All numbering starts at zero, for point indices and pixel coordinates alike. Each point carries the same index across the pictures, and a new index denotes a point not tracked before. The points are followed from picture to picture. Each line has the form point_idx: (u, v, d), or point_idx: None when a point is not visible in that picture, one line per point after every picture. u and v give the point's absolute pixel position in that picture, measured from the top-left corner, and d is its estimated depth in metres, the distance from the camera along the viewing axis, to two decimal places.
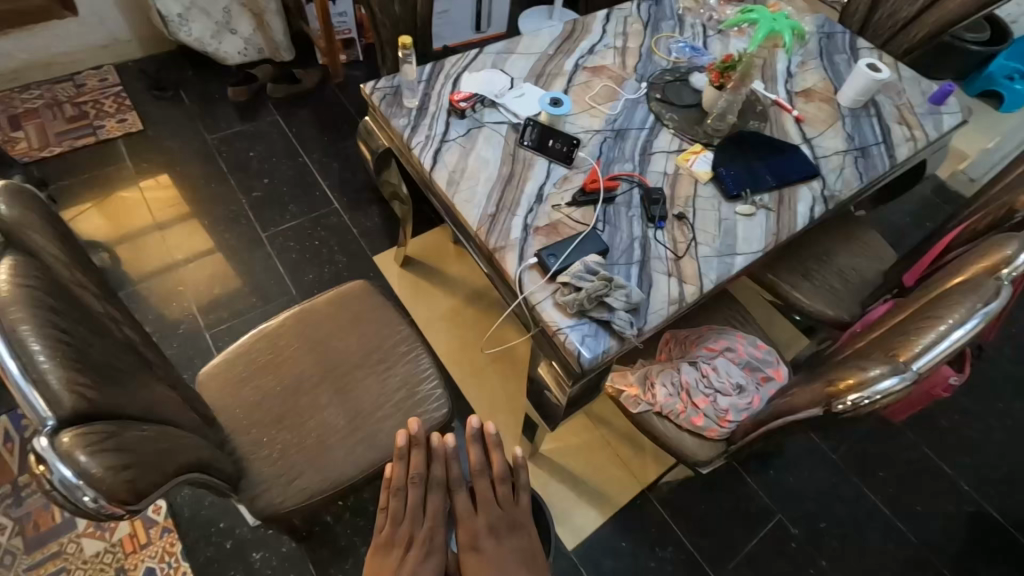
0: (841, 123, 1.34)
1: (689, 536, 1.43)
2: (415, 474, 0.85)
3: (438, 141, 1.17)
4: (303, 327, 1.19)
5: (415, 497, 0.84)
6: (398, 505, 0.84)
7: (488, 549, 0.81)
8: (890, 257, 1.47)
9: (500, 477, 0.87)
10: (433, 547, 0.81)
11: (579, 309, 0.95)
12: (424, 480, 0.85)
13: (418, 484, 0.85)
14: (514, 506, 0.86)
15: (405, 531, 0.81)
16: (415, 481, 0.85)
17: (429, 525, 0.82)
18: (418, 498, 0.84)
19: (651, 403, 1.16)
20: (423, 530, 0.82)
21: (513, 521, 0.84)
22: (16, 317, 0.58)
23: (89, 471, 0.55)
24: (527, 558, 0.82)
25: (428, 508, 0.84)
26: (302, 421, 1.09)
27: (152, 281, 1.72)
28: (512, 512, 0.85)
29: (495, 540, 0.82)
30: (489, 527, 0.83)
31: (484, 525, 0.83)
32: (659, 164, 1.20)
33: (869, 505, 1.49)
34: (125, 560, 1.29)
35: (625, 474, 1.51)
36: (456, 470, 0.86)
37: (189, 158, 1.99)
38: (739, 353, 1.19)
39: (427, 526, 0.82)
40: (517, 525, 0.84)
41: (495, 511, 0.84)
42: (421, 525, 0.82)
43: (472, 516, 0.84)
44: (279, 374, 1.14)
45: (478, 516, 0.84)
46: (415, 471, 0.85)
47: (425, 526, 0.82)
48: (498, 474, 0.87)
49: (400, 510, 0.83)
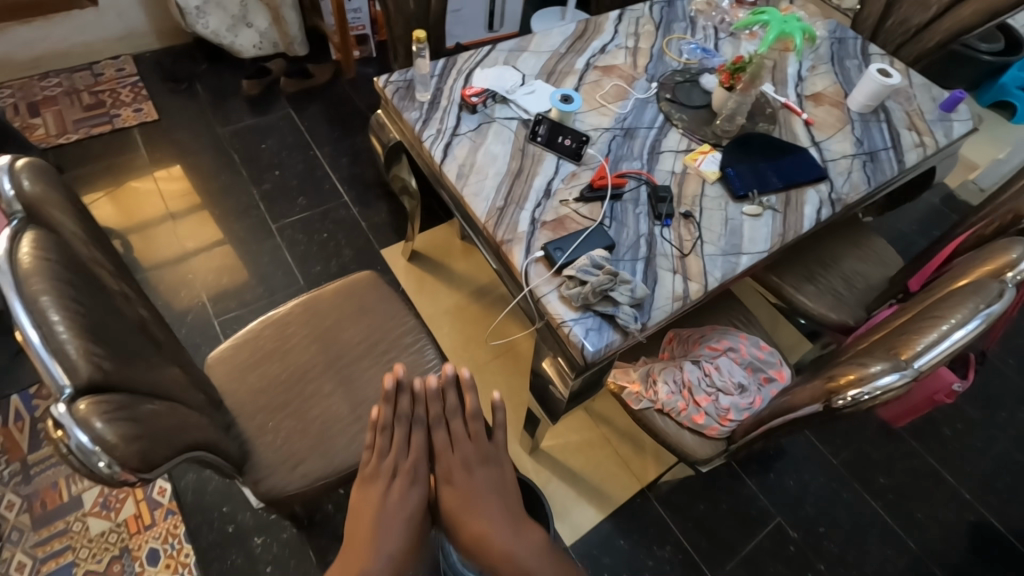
0: (851, 127, 1.34)
1: (687, 535, 1.44)
2: (402, 414, 0.85)
3: (449, 135, 1.19)
4: (309, 315, 1.21)
5: (399, 435, 0.84)
6: (384, 442, 0.84)
7: (459, 482, 0.82)
8: (896, 263, 1.47)
9: (472, 415, 0.86)
10: (419, 475, 0.82)
11: (583, 303, 0.95)
12: (412, 420, 0.86)
13: (404, 422, 0.85)
14: (489, 443, 0.86)
15: (384, 470, 0.82)
16: (403, 418, 0.85)
17: (413, 458, 0.83)
18: (403, 435, 0.84)
19: (652, 400, 1.16)
20: (407, 461, 0.83)
21: (485, 455, 0.84)
22: (36, 288, 0.60)
23: (105, 438, 0.57)
24: (497, 486, 0.83)
25: (412, 443, 0.84)
26: (306, 407, 1.11)
27: (162, 269, 1.74)
28: (486, 447, 0.85)
29: (469, 474, 0.83)
30: (463, 462, 0.83)
31: (459, 460, 0.83)
32: (667, 164, 1.20)
33: (868, 510, 1.49)
34: (130, 540, 1.31)
35: (625, 472, 1.51)
36: (436, 410, 0.85)
37: (203, 149, 2.02)
38: (742, 353, 1.20)
39: (410, 459, 0.83)
40: (489, 460, 0.84)
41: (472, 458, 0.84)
42: (405, 456, 0.83)
43: (449, 452, 0.84)
44: (284, 360, 1.15)
45: (454, 453, 0.84)
46: (401, 412, 0.85)
47: (408, 458, 0.83)
48: (470, 412, 0.86)
49: (385, 446, 0.84)
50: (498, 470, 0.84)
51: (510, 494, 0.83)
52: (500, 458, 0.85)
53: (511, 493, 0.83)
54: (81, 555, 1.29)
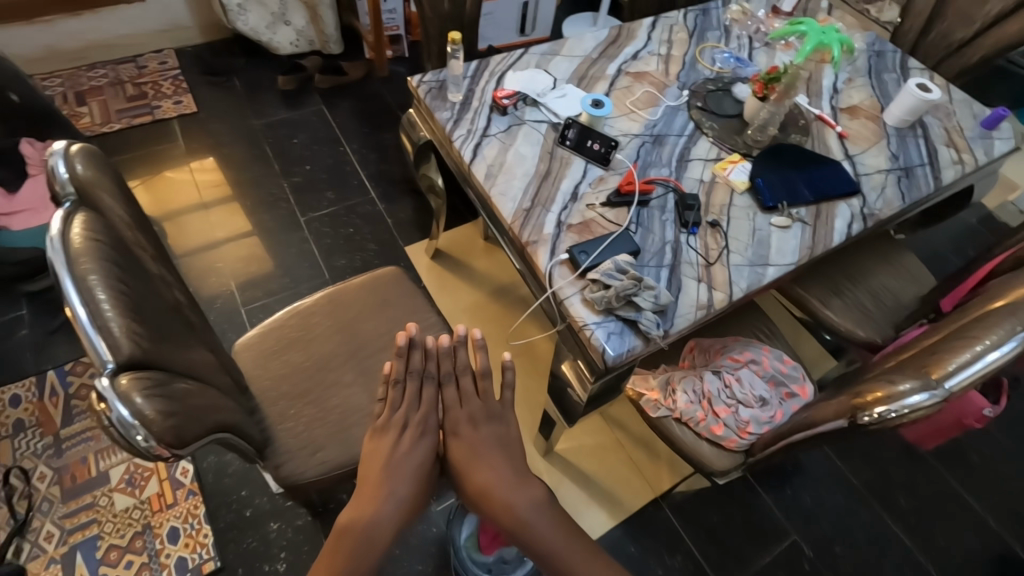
0: (886, 142, 1.32)
1: (699, 547, 1.42)
2: (414, 369, 0.88)
3: (479, 135, 1.20)
4: (334, 307, 1.24)
5: (411, 389, 0.87)
6: (396, 396, 0.87)
7: (467, 435, 0.85)
8: (928, 282, 1.43)
9: (482, 373, 0.89)
10: (428, 428, 0.85)
11: (606, 307, 0.96)
12: (423, 375, 0.89)
13: (416, 377, 0.88)
14: (496, 401, 0.89)
15: (395, 422, 0.85)
16: (415, 373, 0.88)
17: (424, 411, 0.86)
18: (415, 390, 0.88)
19: (670, 408, 1.16)
20: (417, 415, 0.86)
21: (492, 411, 0.88)
22: (85, 267, 0.62)
23: (143, 413, 0.59)
24: (503, 442, 0.86)
25: (422, 398, 0.87)
26: (327, 397, 1.13)
27: (194, 256, 1.80)
28: (493, 404, 0.88)
29: (474, 428, 0.86)
30: (470, 417, 0.87)
31: (465, 415, 0.87)
32: (695, 172, 1.20)
33: (888, 533, 1.45)
34: (152, 517, 1.36)
35: (639, 480, 1.50)
36: (447, 367, 0.90)
37: (237, 141, 2.07)
38: (764, 366, 1.18)
39: (420, 413, 0.86)
40: (495, 416, 0.87)
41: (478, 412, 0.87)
42: (416, 411, 0.86)
43: (458, 407, 0.87)
44: (308, 350, 1.18)
45: (462, 407, 0.87)
46: (413, 367, 0.88)
47: (418, 411, 0.86)
48: (480, 371, 0.89)
49: (397, 400, 0.86)
50: (504, 427, 0.87)
51: (515, 449, 0.86)
52: (506, 415, 0.88)
53: (515, 448, 0.86)
54: (106, 529, 1.33)
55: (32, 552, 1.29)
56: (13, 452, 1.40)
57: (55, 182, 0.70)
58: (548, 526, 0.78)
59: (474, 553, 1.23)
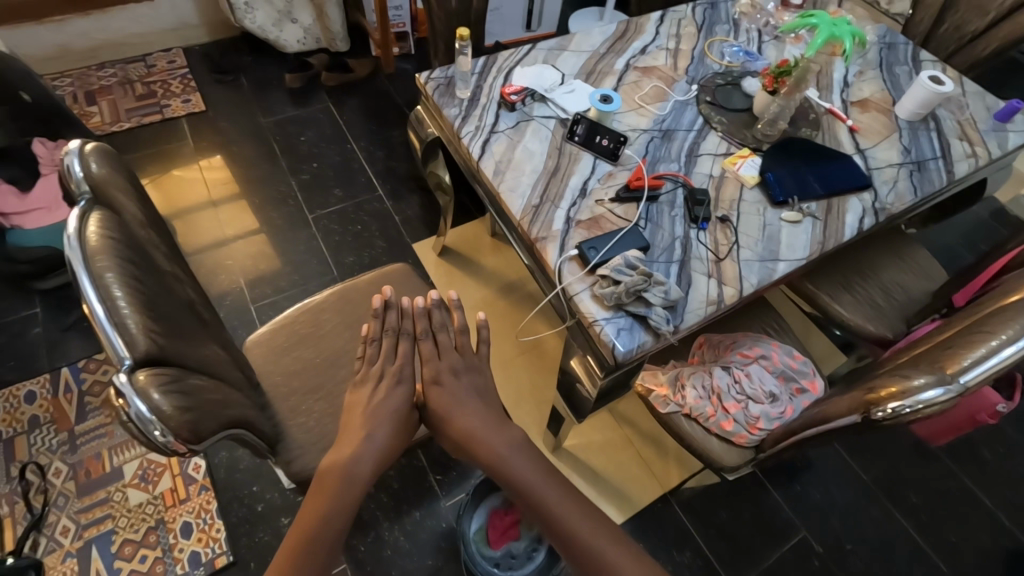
0: (898, 135, 1.30)
1: (709, 544, 1.42)
2: (387, 326, 0.95)
3: (487, 131, 1.20)
4: (343, 303, 1.24)
5: (386, 343, 0.94)
6: (373, 352, 0.94)
7: (448, 384, 0.93)
8: (940, 277, 1.42)
9: (459, 330, 0.96)
10: (402, 377, 0.93)
11: (616, 302, 0.95)
12: (399, 331, 0.96)
13: (393, 332, 0.95)
14: (474, 354, 0.97)
15: (372, 374, 0.92)
16: (390, 327, 0.95)
17: (398, 362, 0.93)
18: (392, 344, 0.94)
19: (679, 404, 1.15)
20: (392, 365, 0.93)
21: (470, 363, 0.96)
22: (102, 266, 0.63)
23: (161, 409, 0.60)
24: (480, 391, 0.95)
25: (398, 350, 0.94)
26: (338, 392, 1.14)
27: (204, 254, 1.81)
28: (471, 357, 0.97)
29: (456, 378, 0.94)
30: (450, 368, 0.94)
31: (447, 366, 0.94)
32: (705, 167, 1.19)
33: (900, 530, 1.45)
34: (165, 512, 1.37)
35: (648, 476, 1.50)
36: (422, 325, 0.95)
37: (245, 140, 2.08)
38: (774, 361, 1.18)
39: (394, 363, 0.93)
40: (473, 368, 0.96)
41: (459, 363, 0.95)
42: (391, 362, 0.93)
43: (437, 358, 0.94)
44: (318, 346, 1.19)
45: (442, 359, 0.94)
46: (389, 325, 0.95)
47: (393, 362, 0.93)
48: (457, 327, 0.96)
49: (373, 355, 0.94)
50: (481, 377, 0.97)
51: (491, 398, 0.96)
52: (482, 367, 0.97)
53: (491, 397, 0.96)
54: (121, 524, 1.35)
55: (48, 546, 1.31)
56: (28, 448, 1.42)
57: (71, 181, 0.71)
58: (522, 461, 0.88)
59: (483, 549, 1.23)
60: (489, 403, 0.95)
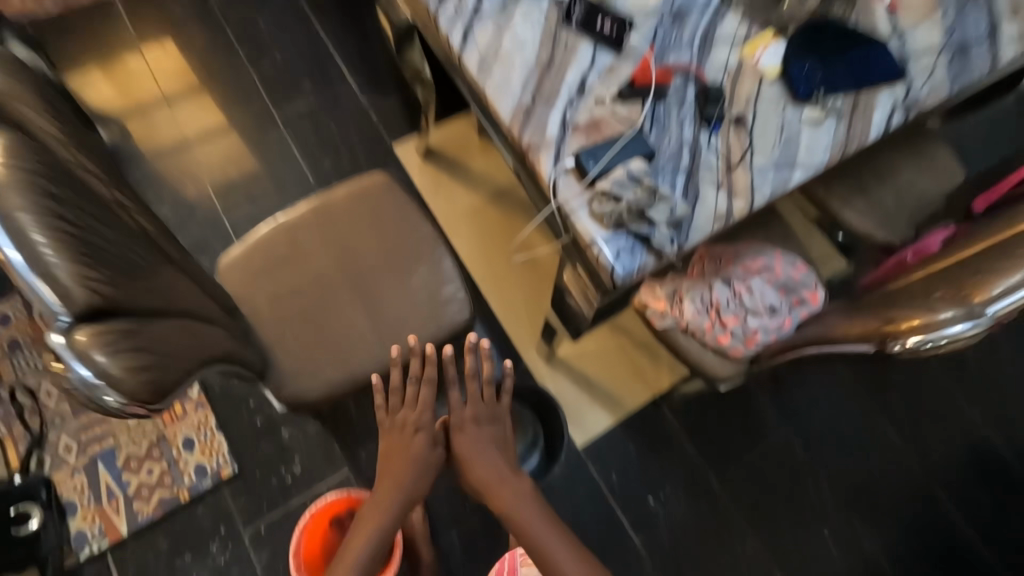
0: (943, 12, 1.13)
1: (695, 443, 1.50)
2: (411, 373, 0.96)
3: (469, 15, 1.02)
4: (321, 220, 1.15)
5: (412, 393, 0.96)
6: (396, 400, 0.97)
7: (470, 432, 0.96)
8: (958, 177, 1.33)
9: (473, 377, 0.96)
10: (423, 424, 0.96)
11: (616, 221, 0.87)
12: (418, 379, 0.96)
13: (418, 381, 0.96)
14: (496, 403, 0.98)
15: (404, 416, 0.96)
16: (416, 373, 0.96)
17: (418, 410, 0.96)
18: (416, 393, 0.96)
19: (677, 319, 1.13)
20: (414, 414, 0.96)
21: (493, 414, 0.98)
22: (13, 204, 0.54)
23: (109, 371, 0.55)
24: (498, 439, 0.97)
25: (418, 399, 0.96)
26: (324, 316, 1.10)
27: (167, 160, 1.66)
28: (494, 407, 0.98)
29: (477, 427, 0.97)
30: (473, 417, 0.97)
31: (470, 415, 0.96)
32: (720, 56, 1.04)
33: (877, 427, 1.52)
34: (165, 428, 1.39)
35: (640, 382, 1.54)
36: (450, 376, 0.97)
37: (194, 23, 1.81)
38: (776, 274, 1.14)
39: (416, 411, 0.96)
40: (495, 418, 0.98)
41: (483, 411, 0.97)
42: (413, 410, 0.96)
43: (462, 408, 0.97)
44: (298, 269, 1.12)
45: (466, 408, 0.97)
46: (410, 372, 0.96)
47: (413, 412, 0.96)
48: (483, 377, 0.96)
49: (395, 404, 0.97)
50: (499, 427, 0.98)
51: (508, 446, 0.98)
52: (503, 418, 0.98)
53: (508, 446, 0.98)
54: (122, 440, 1.37)
55: (55, 462, 1.34)
56: (15, 370, 1.40)
57: None
58: (554, 542, 0.88)
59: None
60: (506, 451, 0.98)
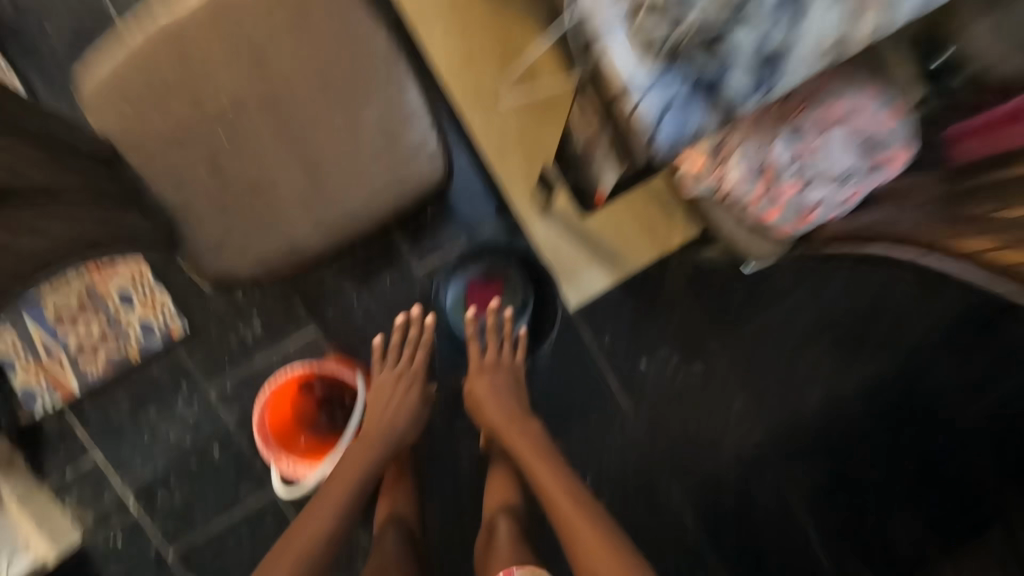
0: None
1: (699, 307, 1.38)
2: (415, 341, 1.17)
3: None
4: (218, 24, 0.80)
5: (417, 353, 1.17)
6: (395, 361, 1.16)
7: (485, 379, 1.18)
8: None
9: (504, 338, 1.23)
10: (418, 378, 1.14)
11: (668, 55, 0.55)
12: (416, 343, 1.17)
13: (422, 348, 1.17)
14: (503, 360, 1.21)
15: (405, 369, 1.14)
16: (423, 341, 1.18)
17: (418, 365, 1.14)
18: (420, 353, 1.17)
19: (717, 181, 0.87)
20: (411, 368, 1.15)
21: (496, 365, 1.20)
22: None
23: None
24: (507, 387, 1.18)
25: (418, 356, 1.16)
26: (246, 171, 0.86)
27: None
28: (505, 363, 1.20)
29: (484, 377, 1.18)
30: (480, 369, 1.18)
31: (480, 367, 1.18)
32: None
33: (893, 292, 1.39)
34: (93, 280, 1.19)
35: (649, 237, 1.33)
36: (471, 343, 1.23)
37: None
38: (871, 118, 0.73)
39: (414, 366, 1.14)
40: (498, 368, 1.20)
41: (490, 368, 1.19)
42: (410, 365, 1.15)
43: (478, 361, 1.20)
44: (198, 101, 0.82)
45: (476, 375, 1.18)
46: (411, 338, 1.17)
47: (414, 364, 1.14)
48: (507, 335, 1.23)
49: (392, 362, 1.15)
50: (505, 373, 1.19)
51: (511, 399, 1.16)
52: (510, 368, 1.20)
53: (517, 386, 1.19)
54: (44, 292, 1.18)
55: None
56: None
57: None
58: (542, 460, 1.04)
59: (461, 316, 1.30)
60: (517, 388, 1.19)
